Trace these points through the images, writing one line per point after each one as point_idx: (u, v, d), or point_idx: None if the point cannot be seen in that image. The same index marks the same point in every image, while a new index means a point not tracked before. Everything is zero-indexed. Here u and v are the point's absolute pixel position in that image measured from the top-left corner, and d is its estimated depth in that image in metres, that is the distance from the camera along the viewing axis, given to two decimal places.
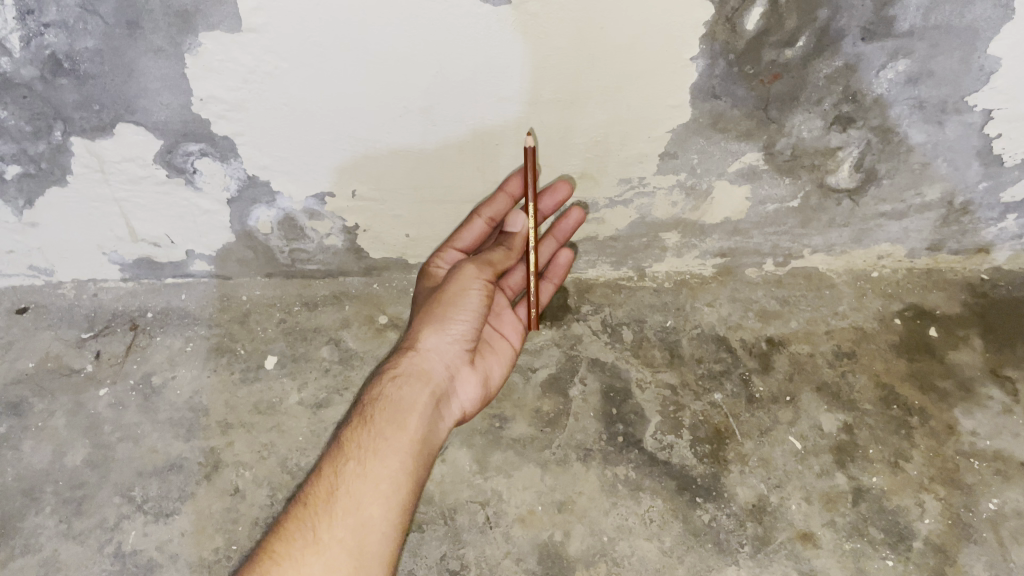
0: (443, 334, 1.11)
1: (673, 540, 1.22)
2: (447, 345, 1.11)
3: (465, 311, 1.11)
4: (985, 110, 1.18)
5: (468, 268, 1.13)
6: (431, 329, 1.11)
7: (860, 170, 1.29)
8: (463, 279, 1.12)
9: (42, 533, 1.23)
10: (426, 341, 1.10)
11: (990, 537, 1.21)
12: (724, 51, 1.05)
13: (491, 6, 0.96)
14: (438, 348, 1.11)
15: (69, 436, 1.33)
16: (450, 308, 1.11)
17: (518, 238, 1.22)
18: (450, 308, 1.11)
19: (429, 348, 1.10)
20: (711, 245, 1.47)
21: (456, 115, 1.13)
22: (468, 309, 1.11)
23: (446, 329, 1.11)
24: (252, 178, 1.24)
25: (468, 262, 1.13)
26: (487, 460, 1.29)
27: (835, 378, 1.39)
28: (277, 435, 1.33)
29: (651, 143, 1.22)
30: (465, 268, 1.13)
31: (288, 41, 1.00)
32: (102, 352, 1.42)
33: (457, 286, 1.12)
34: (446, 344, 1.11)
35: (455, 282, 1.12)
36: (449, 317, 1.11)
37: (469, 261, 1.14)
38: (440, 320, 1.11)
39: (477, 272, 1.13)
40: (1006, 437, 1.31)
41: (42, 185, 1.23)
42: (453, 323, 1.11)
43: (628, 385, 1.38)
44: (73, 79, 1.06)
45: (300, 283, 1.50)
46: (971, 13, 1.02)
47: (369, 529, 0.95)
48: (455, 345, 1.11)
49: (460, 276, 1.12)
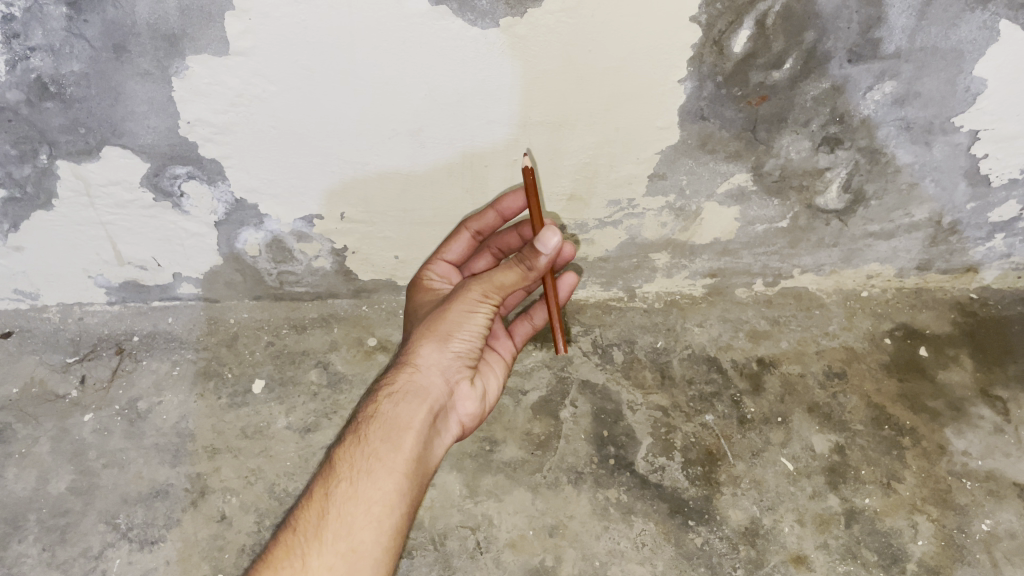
0: (445, 350, 1.05)
1: (665, 564, 1.21)
2: (447, 360, 1.05)
3: (469, 332, 1.04)
4: (972, 130, 1.18)
5: (474, 287, 1.03)
6: (432, 345, 1.04)
7: (848, 190, 1.29)
8: (468, 302, 1.03)
9: (24, 562, 1.21)
10: (427, 357, 1.04)
11: (983, 558, 1.21)
12: (712, 73, 1.06)
13: (480, 29, 0.96)
14: (438, 363, 1.05)
15: (53, 463, 1.31)
16: (453, 327, 1.04)
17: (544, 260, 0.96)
18: (454, 328, 1.04)
19: (428, 364, 1.04)
20: (701, 265, 1.47)
21: (446, 136, 1.13)
22: (471, 329, 1.04)
23: (449, 345, 1.05)
24: (239, 201, 1.24)
25: (473, 282, 1.03)
26: (478, 484, 1.28)
27: (826, 399, 1.38)
28: (265, 460, 1.31)
29: (640, 165, 1.22)
30: (470, 288, 1.03)
31: (276, 64, 0.99)
32: (87, 376, 1.41)
33: (461, 308, 1.04)
34: (446, 359, 1.05)
35: (460, 302, 1.04)
36: (451, 335, 1.04)
37: (474, 279, 1.03)
38: (442, 337, 1.04)
39: (483, 294, 1.02)
40: (998, 457, 1.31)
41: (28, 209, 1.22)
42: (455, 341, 1.04)
43: (619, 407, 1.37)
44: (59, 103, 1.05)
45: (288, 306, 1.50)
46: (956, 35, 1.03)
47: (361, 555, 0.90)
48: (455, 360, 1.06)
49: (466, 296, 1.03)
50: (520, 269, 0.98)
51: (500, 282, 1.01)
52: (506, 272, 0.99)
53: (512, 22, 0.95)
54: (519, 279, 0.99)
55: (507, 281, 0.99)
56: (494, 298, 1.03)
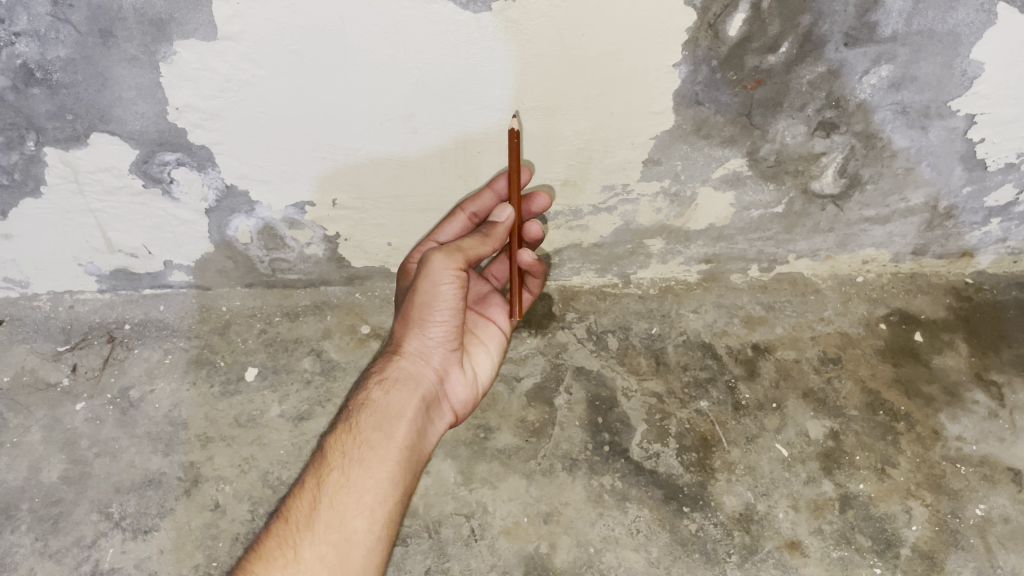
0: (425, 336, 1.04)
1: (660, 550, 1.21)
2: (431, 348, 1.04)
3: (443, 309, 1.01)
4: (968, 115, 1.18)
5: (436, 259, 1.00)
6: (412, 332, 1.04)
7: (844, 175, 1.29)
8: (432, 274, 0.99)
9: (17, 552, 1.21)
10: (411, 345, 1.04)
11: (977, 543, 1.21)
12: (706, 57, 1.04)
13: (471, 13, 0.94)
14: (421, 350, 1.04)
15: (45, 452, 1.31)
16: (426, 309, 1.01)
17: (501, 227, 1.07)
18: (427, 310, 1.01)
19: (412, 352, 1.03)
20: (696, 251, 1.46)
21: (438, 122, 1.12)
22: (444, 306, 1.01)
23: (429, 331, 1.03)
24: (230, 187, 1.22)
25: (434, 253, 1.00)
26: (473, 472, 1.28)
27: (821, 384, 1.38)
28: (258, 449, 1.31)
29: (634, 151, 1.21)
30: (431, 260, 0.99)
31: (265, 49, 0.98)
32: (79, 365, 1.40)
33: (427, 285, 1.00)
34: (430, 346, 1.04)
35: (424, 280, 1.00)
36: (428, 319, 1.02)
37: (435, 251, 1.00)
38: (419, 322, 1.03)
39: (445, 264, 0.99)
40: (992, 442, 1.31)
41: (16, 196, 1.21)
42: (432, 323, 1.03)
43: (614, 393, 1.37)
44: (45, 89, 1.03)
45: (281, 293, 1.49)
46: (953, 17, 1.02)
47: (353, 545, 0.90)
48: (439, 347, 1.05)
49: (428, 269, 0.99)
50: (480, 235, 1.04)
51: (462, 246, 1.00)
52: (467, 238, 1.03)
53: (504, 6, 0.94)
54: (480, 243, 1.03)
55: (469, 245, 1.02)
56: (458, 264, 1.00)
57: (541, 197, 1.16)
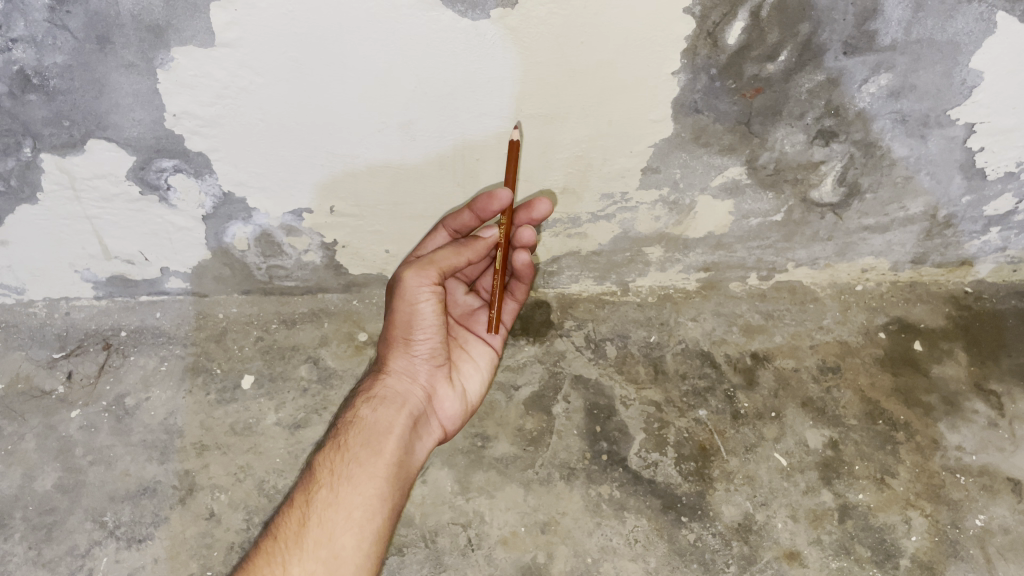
0: (410, 353, 1.05)
1: (658, 560, 1.20)
2: (416, 364, 1.05)
3: (423, 328, 1.03)
4: (968, 123, 1.17)
5: (410, 276, 1.00)
6: (396, 350, 1.05)
7: (843, 183, 1.28)
8: (408, 293, 1.00)
9: (10, 560, 1.20)
10: (396, 363, 1.05)
11: (977, 554, 1.20)
12: (706, 65, 1.04)
13: (469, 20, 0.94)
14: (409, 369, 1.05)
15: (39, 460, 1.30)
16: (407, 328, 1.03)
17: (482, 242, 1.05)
18: (408, 329, 1.03)
19: (399, 370, 1.05)
20: (694, 260, 1.46)
21: (436, 129, 1.11)
22: (424, 323, 1.02)
23: (413, 348, 1.05)
24: (228, 195, 1.22)
25: (406, 270, 1.00)
26: (470, 481, 1.27)
27: (821, 394, 1.38)
28: (254, 457, 1.30)
29: (634, 158, 1.21)
30: (404, 279, 0.99)
31: (262, 56, 0.97)
32: (74, 372, 1.39)
33: (404, 304, 1.00)
34: (415, 364, 1.05)
35: (400, 297, 1.01)
36: (411, 337, 1.04)
37: (405, 268, 1.00)
38: (402, 341, 1.04)
39: (418, 277, 0.99)
40: (992, 452, 1.31)
41: (12, 203, 1.20)
42: (416, 341, 1.04)
43: (613, 402, 1.36)
44: (42, 95, 1.03)
45: (278, 301, 1.48)
46: (953, 26, 1.01)
47: (342, 561, 0.88)
48: (424, 364, 1.06)
49: (403, 287, 1.00)
50: (454, 245, 1.02)
51: (433, 258, 1.00)
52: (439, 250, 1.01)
53: (502, 13, 0.94)
54: (453, 253, 1.01)
55: (441, 256, 1.00)
56: (431, 278, 1.00)
57: (542, 204, 1.11)
